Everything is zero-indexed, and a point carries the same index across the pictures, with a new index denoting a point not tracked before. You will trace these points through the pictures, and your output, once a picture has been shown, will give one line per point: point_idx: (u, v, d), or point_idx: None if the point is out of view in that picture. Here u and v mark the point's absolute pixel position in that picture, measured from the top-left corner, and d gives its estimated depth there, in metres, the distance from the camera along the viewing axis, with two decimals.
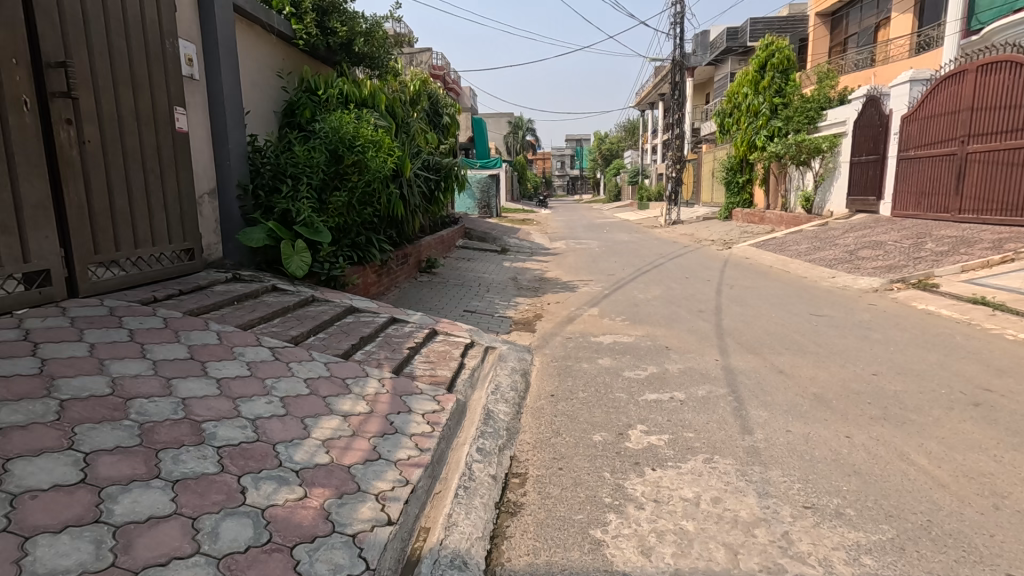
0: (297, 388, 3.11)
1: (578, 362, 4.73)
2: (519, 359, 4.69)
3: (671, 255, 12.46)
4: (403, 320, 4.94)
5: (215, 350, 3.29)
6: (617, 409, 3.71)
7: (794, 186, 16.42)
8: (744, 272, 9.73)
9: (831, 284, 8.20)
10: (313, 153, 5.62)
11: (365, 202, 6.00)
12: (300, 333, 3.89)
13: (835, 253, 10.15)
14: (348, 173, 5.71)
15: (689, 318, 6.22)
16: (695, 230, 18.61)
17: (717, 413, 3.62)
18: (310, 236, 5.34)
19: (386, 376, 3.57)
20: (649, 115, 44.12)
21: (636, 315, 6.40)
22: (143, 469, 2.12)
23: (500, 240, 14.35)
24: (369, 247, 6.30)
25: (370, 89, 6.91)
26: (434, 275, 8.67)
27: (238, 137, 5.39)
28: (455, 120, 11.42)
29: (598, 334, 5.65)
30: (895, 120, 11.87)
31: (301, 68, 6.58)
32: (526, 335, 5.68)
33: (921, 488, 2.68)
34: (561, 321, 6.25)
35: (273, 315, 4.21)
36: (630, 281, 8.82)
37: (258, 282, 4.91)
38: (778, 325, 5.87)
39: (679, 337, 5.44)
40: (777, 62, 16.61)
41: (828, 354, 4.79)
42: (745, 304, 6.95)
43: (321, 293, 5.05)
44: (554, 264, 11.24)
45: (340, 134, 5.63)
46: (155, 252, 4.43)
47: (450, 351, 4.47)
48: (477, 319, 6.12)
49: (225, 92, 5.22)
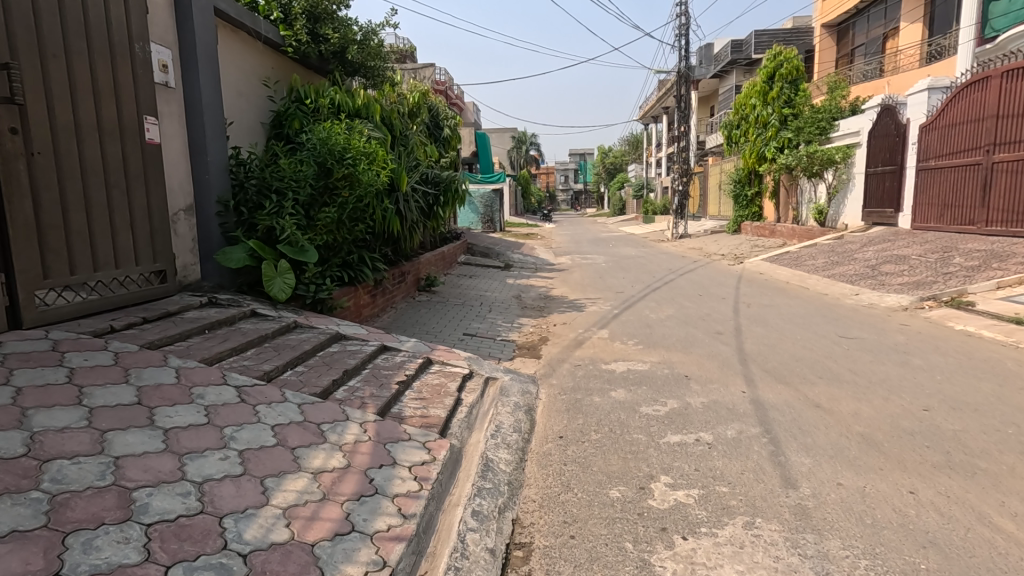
0: (261, 438, 2.64)
1: (589, 396, 4.24)
2: (523, 393, 4.20)
3: (681, 271, 11.96)
4: (395, 348, 4.48)
5: (168, 391, 2.83)
6: (635, 456, 3.21)
7: (806, 198, 15.96)
8: (760, 288, 9.24)
9: (855, 302, 7.69)
10: (301, 167, 5.19)
11: (357, 219, 5.56)
12: (274, 367, 3.44)
13: (856, 268, 9.64)
14: (338, 188, 5.27)
15: (708, 341, 5.72)
16: (704, 244, 18.13)
17: (752, 460, 3.13)
18: (295, 256, 4.90)
19: (368, 420, 3.10)
20: (652, 129, 43.92)
21: (649, 338, 5.91)
22: (39, 564, 1.66)
23: (503, 256, 13.92)
24: (362, 266, 5.86)
25: (364, 99, 6.53)
26: (434, 294, 8.23)
27: (219, 149, 4.99)
28: (456, 133, 11.09)
29: (609, 360, 5.16)
30: (913, 130, 11.43)
31: (291, 77, 6.20)
32: (531, 361, 5.20)
33: (1017, 566, 2.17)
34: (569, 345, 5.78)
35: (248, 345, 3.77)
36: (641, 299, 8.34)
37: (236, 307, 4.47)
38: (806, 349, 5.36)
39: (698, 365, 4.95)
40: (786, 73, 16.26)
41: (869, 384, 4.28)
42: (766, 325, 6.45)
43: (305, 319, 4.60)
44: (560, 281, 10.78)
45: (329, 146, 5.21)
46: (120, 275, 4.00)
47: (446, 385, 3.99)
48: (478, 345, 5.66)
49: (204, 100, 4.83)
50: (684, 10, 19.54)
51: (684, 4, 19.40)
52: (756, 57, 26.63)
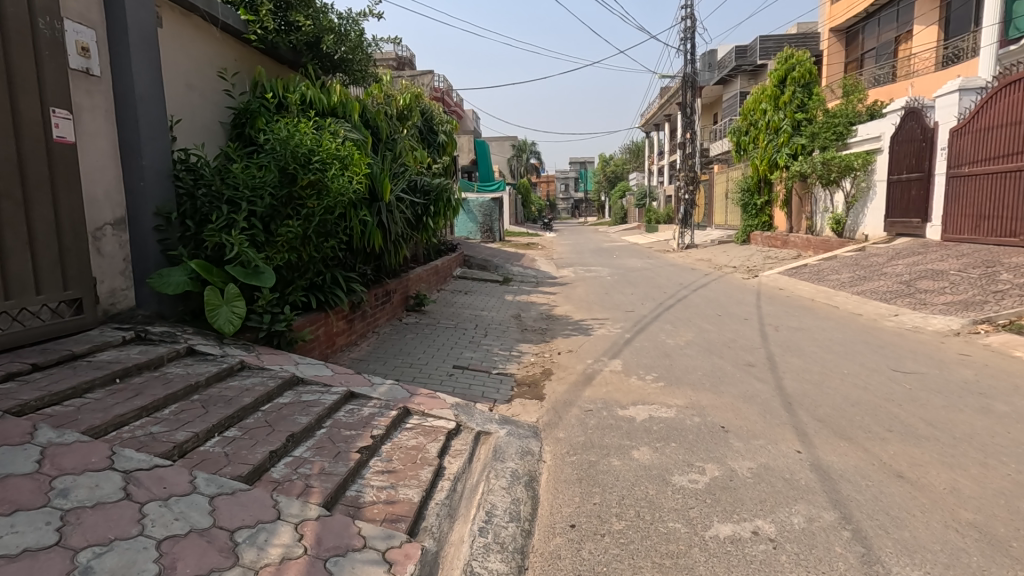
0: (134, 566, 1.77)
1: (604, 458, 3.38)
2: (522, 456, 3.33)
3: (692, 285, 11.10)
4: (364, 396, 3.62)
5: (17, 488, 1.98)
6: (676, 564, 2.34)
7: (821, 208, 15.18)
8: (783, 307, 8.40)
9: (896, 325, 6.83)
10: (260, 172, 4.38)
11: (327, 233, 4.72)
12: (191, 437, 2.58)
13: (889, 284, 8.79)
14: (303, 197, 4.43)
15: (740, 378, 4.85)
16: (713, 255, 17.27)
17: (839, 572, 2.26)
18: (247, 279, 4.04)
19: (309, 519, 2.22)
20: (653, 137, 43.30)
21: (671, 373, 5.04)
22: None
23: (502, 269, 13.04)
24: (335, 288, 5.02)
25: (341, 95, 5.72)
26: (424, 314, 7.37)
27: (158, 152, 4.17)
28: (451, 137, 10.30)
29: (626, 404, 4.28)
30: (943, 133, 10.65)
31: (255, 69, 5.38)
32: (531, 406, 4.32)
33: None
34: (577, 381, 4.92)
35: (167, 400, 2.93)
36: (654, 320, 7.49)
37: (168, 344, 3.62)
38: (860, 387, 4.49)
39: (735, 412, 4.07)
40: (798, 75, 15.50)
41: (956, 443, 3.41)
42: (803, 354, 5.58)
43: (255, 358, 3.75)
44: (563, 297, 9.94)
45: (292, 149, 4.39)
46: (11, 308, 3.17)
47: (424, 449, 3.12)
48: (470, 381, 4.83)
49: (138, 92, 4.01)
50: (689, 12, 18.87)
51: (689, 7, 18.75)
52: (761, 63, 25.95)
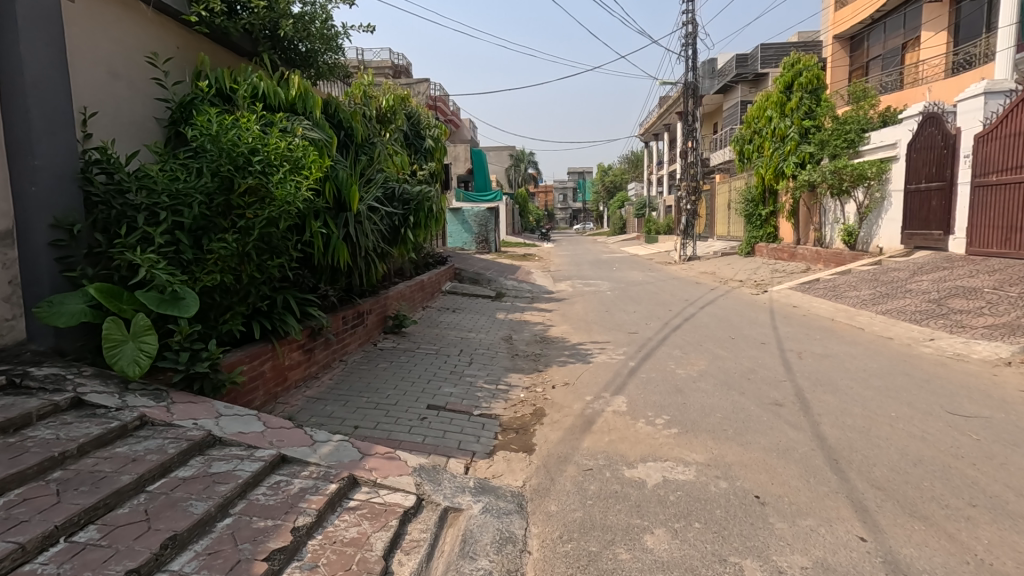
0: None
1: (609, 547, 2.57)
2: (500, 546, 2.52)
3: (699, 302, 10.33)
4: (299, 461, 2.81)
5: None
6: None
7: (830, 218, 14.48)
8: (802, 327, 7.65)
9: (934, 351, 6.07)
10: (189, 176, 3.61)
11: (273, 248, 3.94)
12: (7, 556, 1.77)
13: (916, 303, 8.04)
14: (242, 205, 3.68)
15: (768, 422, 4.07)
16: (717, 268, 16.55)
17: None
18: (162, 307, 3.21)
19: None
20: (650, 147, 42.90)
21: (686, 416, 4.23)
22: None
23: (496, 284, 12.24)
24: (286, 313, 4.23)
25: (301, 89, 4.96)
26: (403, 338, 6.59)
27: (58, 149, 3.40)
28: (440, 143, 9.58)
29: (633, 461, 3.48)
30: (967, 139, 10.00)
31: (198, 57, 4.62)
32: (517, 462, 3.51)
33: None
34: (574, 426, 4.13)
35: (6, 484, 2.12)
36: (661, 344, 6.72)
37: (46, 394, 2.81)
38: (919, 439, 3.69)
39: (769, 473, 3.27)
40: (805, 81, 14.83)
41: None
42: (838, 390, 4.78)
43: (162, 410, 2.93)
44: (560, 315, 9.17)
45: (227, 148, 3.63)
46: None
47: (366, 546, 2.31)
48: (445, 428, 4.01)
49: (28, 76, 3.23)
50: (691, 18, 18.34)
51: (690, 12, 18.20)
52: (763, 70, 25.36)
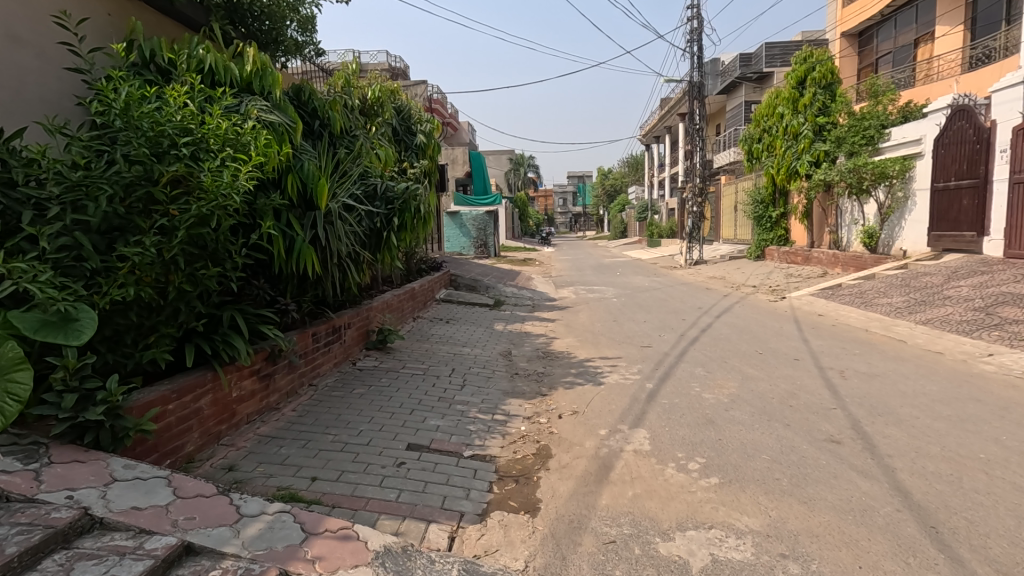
0: None
1: None
2: None
3: (713, 310, 9.53)
4: (209, 555, 2.00)
5: None
6: None
7: (847, 219, 13.70)
8: (836, 339, 6.83)
9: (998, 368, 5.25)
10: (93, 162, 2.82)
11: (209, 253, 3.13)
12: None
13: (960, 312, 7.23)
14: (165, 200, 2.88)
15: (831, 469, 3.25)
16: (726, 273, 15.75)
17: None
18: (45, 332, 2.42)
19: None
20: (651, 150, 42.13)
21: (725, 460, 3.42)
22: None
23: (494, 291, 11.44)
24: (231, 334, 3.42)
25: (259, 64, 4.15)
26: (388, 356, 5.80)
27: None
28: (432, 140, 8.76)
29: (668, 530, 2.67)
30: (1005, 133, 9.22)
31: (130, 24, 3.83)
32: (518, 530, 2.70)
33: None
34: (588, 473, 3.31)
35: None
36: (681, 362, 5.89)
37: None
38: None
39: (852, 549, 2.46)
40: (819, 76, 14.04)
41: None
42: (902, 423, 3.96)
43: (27, 479, 2.12)
44: (563, 326, 8.35)
45: (144, 128, 2.84)
46: None
47: None
48: (426, 478, 3.19)
49: None
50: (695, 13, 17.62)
51: (694, 7, 17.48)
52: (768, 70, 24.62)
